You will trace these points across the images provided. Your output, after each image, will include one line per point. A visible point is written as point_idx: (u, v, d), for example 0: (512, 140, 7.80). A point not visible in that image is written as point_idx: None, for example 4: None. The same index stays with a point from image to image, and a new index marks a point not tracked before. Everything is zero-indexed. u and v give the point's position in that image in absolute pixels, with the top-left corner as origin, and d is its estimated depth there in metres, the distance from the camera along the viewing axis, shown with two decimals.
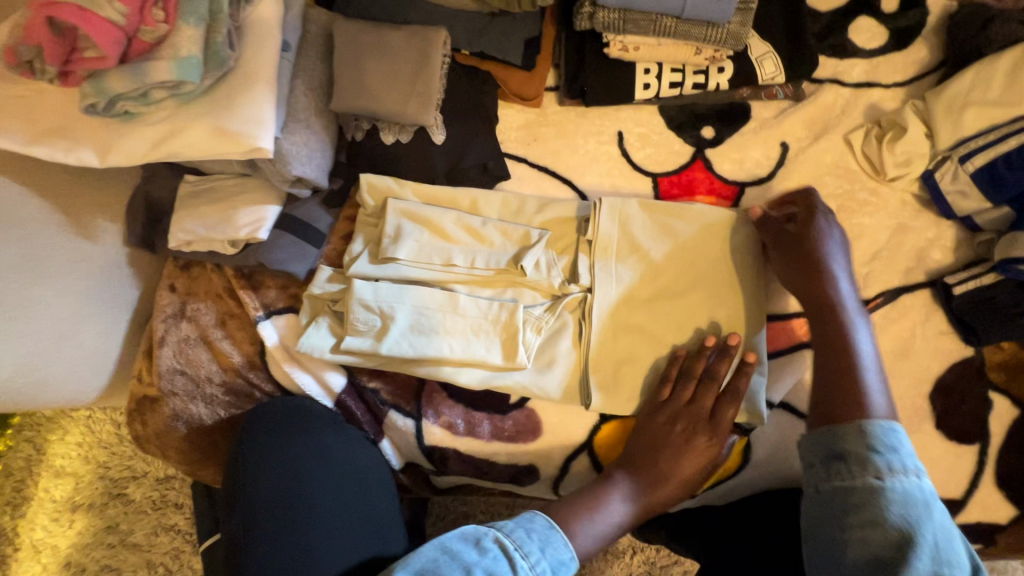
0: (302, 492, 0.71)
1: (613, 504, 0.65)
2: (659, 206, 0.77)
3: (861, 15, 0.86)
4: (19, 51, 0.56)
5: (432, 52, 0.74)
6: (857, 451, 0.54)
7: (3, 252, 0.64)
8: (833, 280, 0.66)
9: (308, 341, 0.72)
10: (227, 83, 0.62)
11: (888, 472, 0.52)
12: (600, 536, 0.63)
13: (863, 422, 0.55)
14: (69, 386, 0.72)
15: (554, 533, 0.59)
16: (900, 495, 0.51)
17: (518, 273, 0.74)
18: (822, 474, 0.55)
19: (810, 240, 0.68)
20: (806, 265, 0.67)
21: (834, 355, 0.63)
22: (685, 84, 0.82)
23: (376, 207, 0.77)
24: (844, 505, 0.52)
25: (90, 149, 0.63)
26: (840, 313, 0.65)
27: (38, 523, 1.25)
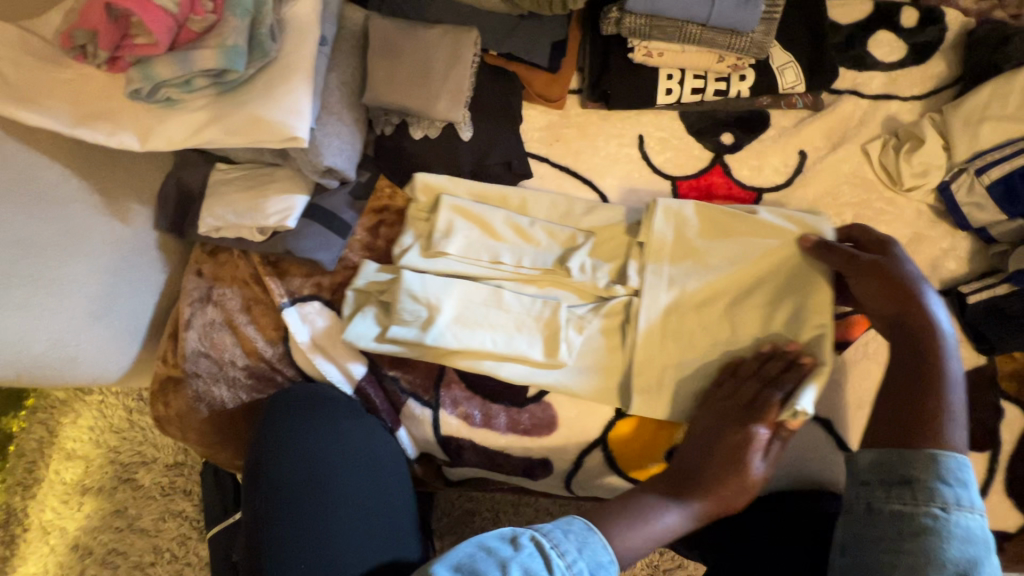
0: (327, 484, 0.72)
1: (668, 510, 0.62)
2: (716, 210, 0.76)
3: (880, 29, 0.87)
4: (75, 36, 0.59)
5: (463, 51, 0.76)
6: (924, 478, 0.55)
7: (44, 229, 0.66)
8: (916, 302, 0.63)
9: (354, 330, 0.74)
10: (268, 73, 0.63)
11: (952, 505, 0.54)
12: (644, 542, 0.60)
13: (937, 451, 0.55)
14: (97, 365, 0.74)
15: (592, 535, 0.57)
16: (960, 529, 0.53)
17: (563, 274, 0.76)
18: (881, 493, 0.56)
19: (893, 265, 0.65)
20: (891, 292, 0.64)
21: (922, 387, 0.59)
22: (707, 90, 0.84)
23: (429, 203, 0.80)
24: (901, 528, 0.54)
25: (132, 133, 0.65)
26: (930, 345, 0.61)
27: (48, 505, 1.27)
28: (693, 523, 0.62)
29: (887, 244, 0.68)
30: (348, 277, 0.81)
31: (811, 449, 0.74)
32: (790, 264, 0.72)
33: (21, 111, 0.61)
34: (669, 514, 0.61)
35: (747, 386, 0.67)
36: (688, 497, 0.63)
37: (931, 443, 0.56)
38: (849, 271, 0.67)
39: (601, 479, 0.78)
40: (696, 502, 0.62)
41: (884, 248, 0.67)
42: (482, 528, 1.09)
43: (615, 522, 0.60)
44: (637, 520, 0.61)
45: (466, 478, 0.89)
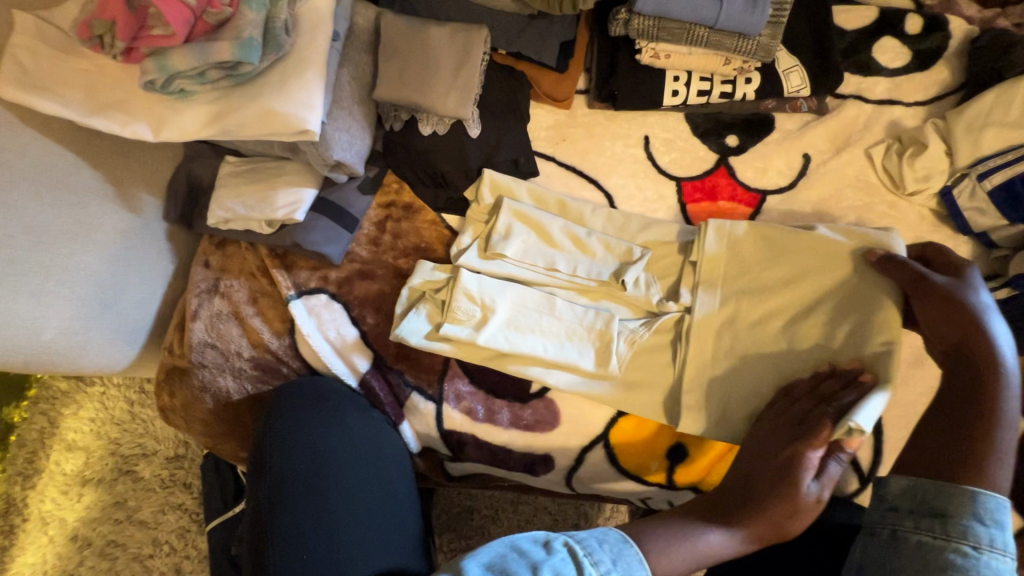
0: (334, 486, 0.72)
1: (711, 530, 0.57)
2: (772, 231, 0.75)
3: (884, 35, 0.88)
4: (93, 25, 0.59)
5: (473, 49, 0.77)
6: (960, 514, 0.54)
7: (56, 217, 0.67)
8: (982, 333, 0.60)
9: (407, 326, 0.77)
10: (281, 67, 0.64)
11: (984, 545, 0.53)
12: (684, 560, 0.54)
13: (976, 489, 0.54)
14: (104, 353, 0.74)
15: (631, 548, 0.53)
16: (990, 570, 0.52)
17: (617, 288, 0.77)
18: (911, 523, 0.56)
19: (962, 291, 0.63)
20: (956, 318, 0.62)
21: (972, 420, 0.57)
22: (713, 92, 0.85)
23: (490, 205, 0.82)
24: (926, 561, 0.54)
25: (145, 123, 0.66)
26: (992, 377, 0.58)
27: (47, 495, 1.27)
28: (739, 548, 0.57)
29: (963, 267, 0.65)
30: (354, 270, 0.81)
31: None
32: (854, 277, 0.70)
33: (37, 99, 0.62)
34: (714, 535, 0.57)
35: (804, 405, 0.64)
36: (736, 520, 0.57)
37: (971, 480, 0.55)
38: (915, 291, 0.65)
39: (603, 477, 0.79)
40: (745, 526, 0.57)
41: (958, 271, 0.65)
42: (481, 526, 1.10)
43: (651, 536, 0.55)
44: (676, 538, 0.56)
45: (467, 474, 0.90)
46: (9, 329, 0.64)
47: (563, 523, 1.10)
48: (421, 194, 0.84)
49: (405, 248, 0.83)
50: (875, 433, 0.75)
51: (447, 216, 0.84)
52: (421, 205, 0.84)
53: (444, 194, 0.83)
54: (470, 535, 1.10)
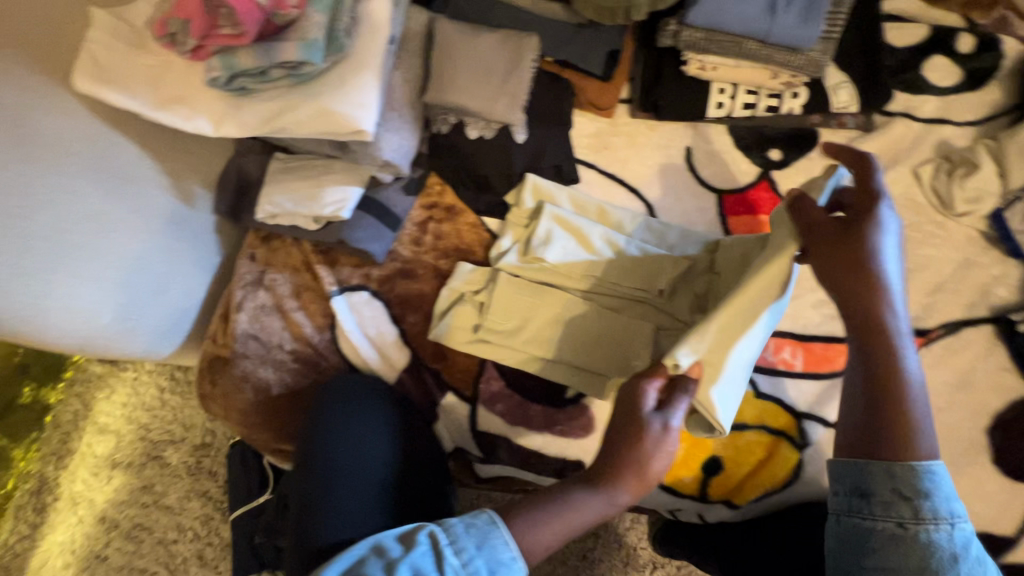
0: (376, 478, 0.73)
1: (584, 491, 0.57)
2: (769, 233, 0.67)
3: (936, 53, 0.87)
4: (169, 24, 0.61)
5: (523, 56, 0.78)
6: (883, 492, 0.53)
7: (121, 206, 0.69)
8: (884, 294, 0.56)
9: (446, 326, 0.79)
10: (341, 67, 0.66)
11: (913, 518, 0.52)
12: (554, 525, 0.55)
13: (893, 462, 0.53)
14: (150, 341, 0.76)
15: (497, 528, 0.54)
16: (923, 542, 0.52)
17: (655, 297, 0.77)
18: (843, 506, 0.55)
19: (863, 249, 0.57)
20: (849, 267, 0.56)
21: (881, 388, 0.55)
22: (758, 106, 0.85)
23: (531, 209, 0.82)
24: (861, 545, 0.54)
25: (206, 117, 0.67)
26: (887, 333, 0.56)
27: (78, 476, 1.30)
28: (616, 504, 0.58)
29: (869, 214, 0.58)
30: (396, 269, 0.83)
31: None
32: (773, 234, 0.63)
33: (110, 94, 0.64)
34: (588, 498, 0.57)
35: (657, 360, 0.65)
36: (603, 476, 0.58)
37: (898, 453, 0.53)
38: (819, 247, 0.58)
39: None
40: (610, 478, 0.57)
41: (863, 208, 0.58)
42: None
43: (528, 515, 0.56)
44: (549, 513, 0.56)
45: (496, 477, 0.90)
46: (70, 314, 0.65)
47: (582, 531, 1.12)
48: (464, 197, 0.85)
49: (445, 248, 0.84)
50: None
51: (488, 220, 0.85)
52: (463, 207, 0.85)
53: (486, 198, 0.84)
54: None
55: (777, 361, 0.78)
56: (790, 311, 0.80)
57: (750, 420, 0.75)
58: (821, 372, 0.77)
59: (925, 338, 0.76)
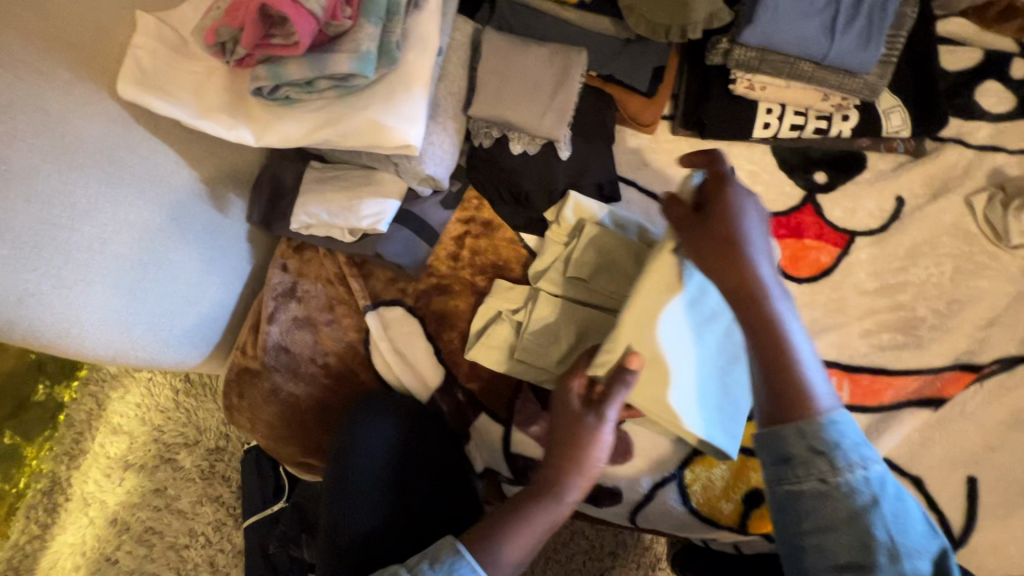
0: (408, 502, 0.73)
1: (541, 504, 0.60)
2: None
3: (989, 78, 0.85)
4: (220, 33, 0.58)
5: (572, 71, 0.76)
6: (799, 451, 0.51)
7: (158, 215, 0.67)
8: (753, 269, 0.53)
9: (481, 342, 0.77)
10: (389, 80, 0.64)
11: (832, 471, 0.49)
12: (520, 547, 0.58)
13: (801, 421, 0.50)
14: (182, 350, 0.74)
15: (465, 562, 0.54)
16: (844, 492, 0.49)
17: None
18: (771, 477, 0.52)
19: (728, 228, 0.55)
20: (720, 246, 0.54)
21: (771, 363, 0.51)
22: (806, 128, 0.83)
23: (571, 226, 0.78)
24: (795, 512, 0.51)
25: (248, 127, 0.66)
26: (769, 305, 0.52)
27: (91, 477, 1.27)
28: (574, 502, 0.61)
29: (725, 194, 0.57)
30: (431, 285, 0.81)
31: None
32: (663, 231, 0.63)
33: (153, 100, 0.62)
34: (547, 509, 0.59)
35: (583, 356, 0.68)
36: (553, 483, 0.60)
37: (802, 417, 0.50)
38: (692, 234, 0.56)
39: (672, 516, 0.76)
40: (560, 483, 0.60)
41: (717, 190, 0.57)
42: None
43: (492, 540, 0.58)
44: (513, 532, 0.58)
45: None
46: (103, 325, 0.63)
47: (600, 551, 1.10)
48: (502, 211, 0.83)
49: (482, 265, 0.82)
50: (969, 496, 0.70)
51: (525, 235, 0.82)
52: (500, 223, 0.83)
53: (524, 213, 0.82)
54: None
55: None
56: (836, 340, 0.77)
57: None
58: (869, 405, 0.74)
59: (981, 373, 0.74)
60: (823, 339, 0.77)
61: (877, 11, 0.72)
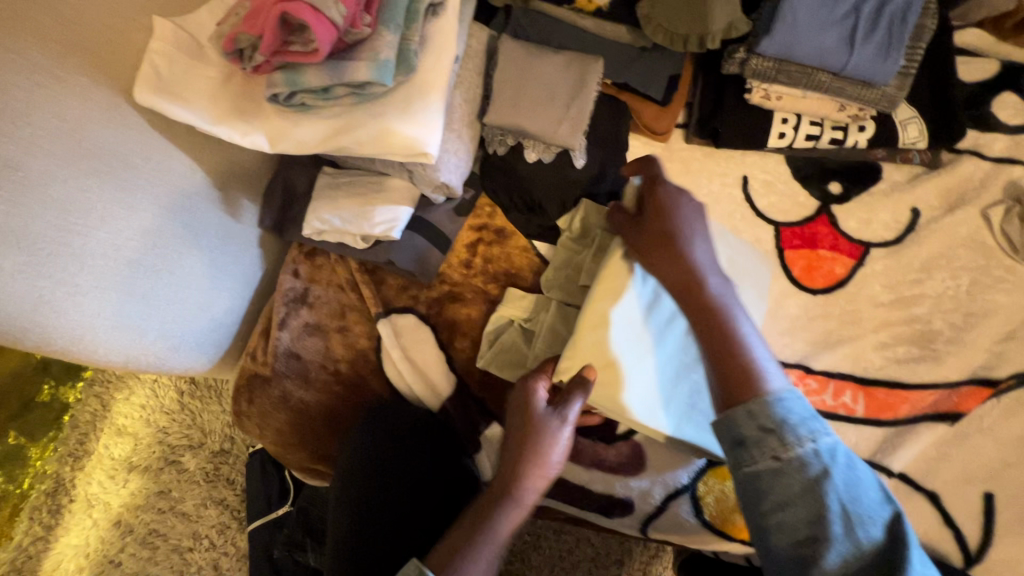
0: (416, 515, 0.72)
1: (502, 506, 0.62)
2: None
3: (1007, 90, 0.84)
4: (239, 39, 0.58)
5: (588, 79, 0.76)
6: (752, 433, 0.50)
7: (171, 221, 0.67)
8: (687, 260, 0.59)
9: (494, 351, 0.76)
10: (406, 87, 0.63)
11: (782, 448, 0.49)
12: (488, 552, 0.60)
13: (750, 402, 0.50)
14: (192, 356, 0.73)
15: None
16: (795, 468, 0.49)
17: None
18: (731, 462, 0.52)
19: (662, 226, 0.61)
20: (656, 243, 0.61)
21: (716, 343, 0.55)
22: (822, 138, 0.82)
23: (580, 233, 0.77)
24: (755, 493, 0.50)
25: (263, 133, 0.65)
26: (706, 292, 0.57)
27: (95, 478, 1.26)
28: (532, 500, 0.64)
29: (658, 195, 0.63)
30: (444, 292, 0.81)
31: (916, 522, 0.70)
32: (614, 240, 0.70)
33: (171, 107, 0.62)
34: (507, 511, 0.62)
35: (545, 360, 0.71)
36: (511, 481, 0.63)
37: (751, 395, 0.51)
38: (636, 238, 0.64)
39: (683, 529, 0.75)
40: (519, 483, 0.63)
41: (651, 193, 0.64)
42: (522, 552, 1.10)
43: (461, 552, 0.60)
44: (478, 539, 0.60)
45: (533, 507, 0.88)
46: (116, 330, 0.63)
47: (605, 559, 1.09)
48: (515, 219, 0.82)
49: (495, 273, 0.81)
50: (987, 513, 0.69)
51: (538, 244, 0.82)
52: (513, 230, 0.82)
53: (537, 221, 0.81)
54: (510, 560, 1.10)
55: (840, 407, 0.74)
56: (850, 352, 0.77)
57: None
58: (884, 419, 0.74)
59: (999, 388, 0.73)
60: (837, 352, 0.77)
61: (898, 21, 0.72)
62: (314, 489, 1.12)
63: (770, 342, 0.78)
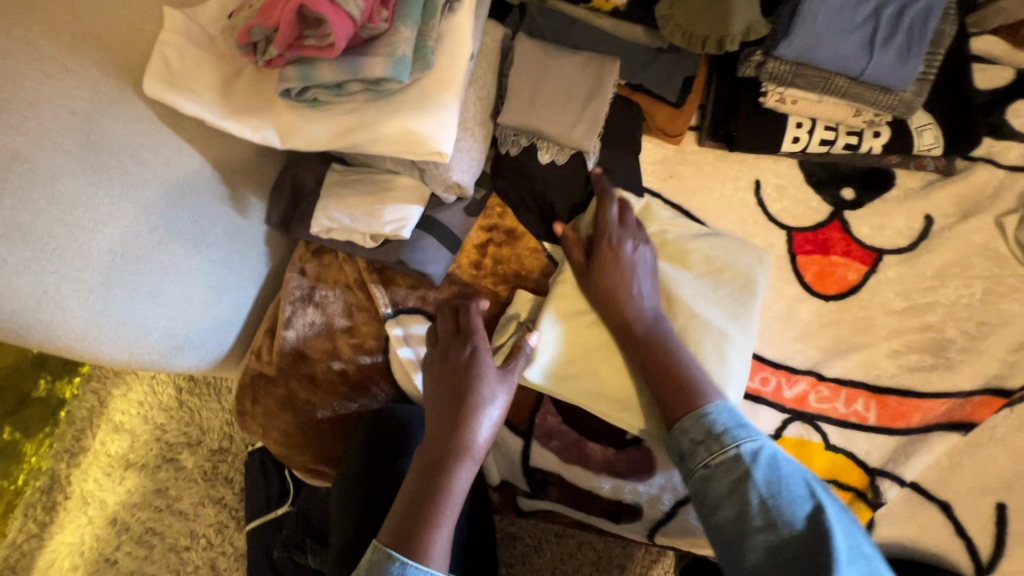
0: None
1: (457, 472, 0.61)
2: (670, 247, 0.76)
3: (1021, 98, 0.84)
4: (253, 32, 0.57)
5: (604, 80, 0.75)
6: (687, 445, 0.60)
7: (179, 217, 0.65)
8: (627, 297, 0.68)
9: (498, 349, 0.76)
10: (422, 83, 0.62)
11: (711, 455, 0.58)
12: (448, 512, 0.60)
13: (681, 419, 0.61)
14: (196, 354, 0.72)
15: (410, 567, 0.54)
16: (722, 468, 0.57)
17: (696, 318, 0.71)
18: (680, 475, 0.61)
19: (607, 265, 0.70)
20: (602, 284, 0.69)
21: (656, 372, 0.65)
22: (837, 143, 0.81)
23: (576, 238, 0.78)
24: (697, 498, 0.58)
25: (274, 128, 0.64)
26: (639, 331, 0.67)
27: (91, 475, 1.24)
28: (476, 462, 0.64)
29: (602, 239, 0.71)
30: (453, 293, 0.79)
31: (926, 531, 0.70)
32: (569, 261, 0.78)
33: (181, 100, 0.60)
34: (461, 474, 0.61)
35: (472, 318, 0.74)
36: (465, 445, 0.62)
37: (683, 415, 0.62)
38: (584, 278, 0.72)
39: (691, 534, 0.75)
40: (469, 444, 0.62)
41: (597, 236, 0.72)
42: (523, 555, 1.09)
43: (426, 527, 0.58)
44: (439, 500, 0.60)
45: (538, 511, 0.88)
46: (122, 328, 0.62)
47: (606, 563, 1.08)
48: (525, 220, 0.81)
49: (505, 274, 0.80)
50: (999, 522, 0.69)
51: (549, 245, 0.81)
52: (524, 231, 0.81)
53: (548, 222, 0.80)
54: (511, 563, 1.09)
55: (851, 414, 0.74)
56: (862, 360, 0.76)
57: (821, 474, 0.72)
58: (896, 427, 0.73)
59: (1012, 398, 0.73)
60: (850, 359, 0.76)
61: (917, 25, 0.71)
62: (314, 490, 1.10)
63: (782, 348, 0.77)
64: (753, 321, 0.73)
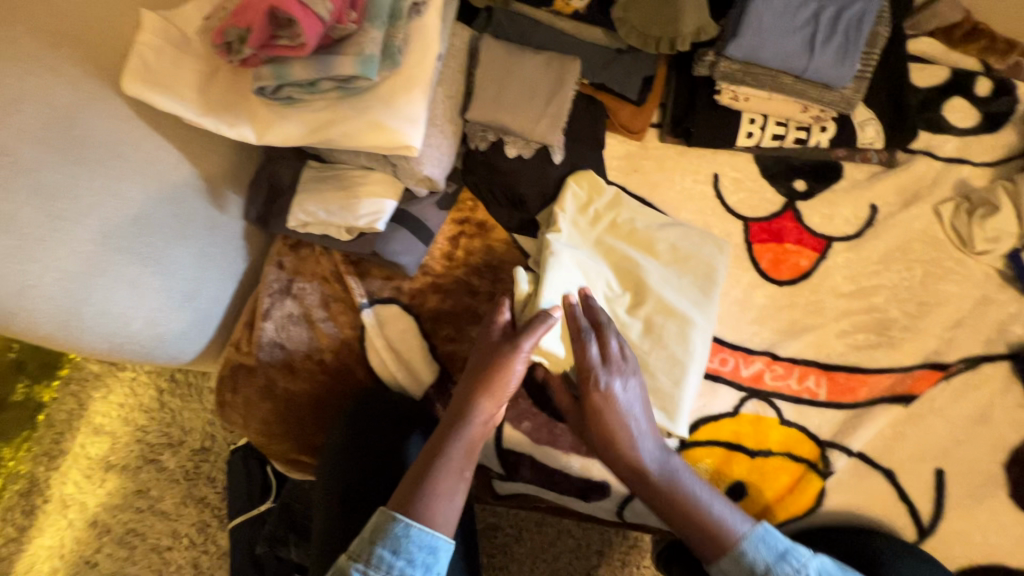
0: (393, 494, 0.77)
1: (464, 435, 0.66)
2: (638, 237, 0.81)
3: (955, 95, 0.90)
4: (227, 33, 0.60)
5: (566, 79, 0.80)
6: None
7: (158, 211, 0.68)
8: (635, 446, 0.66)
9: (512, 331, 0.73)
10: (391, 81, 0.65)
11: None
12: (449, 477, 0.65)
13: (728, 560, 0.63)
14: (178, 346, 0.74)
15: (412, 529, 0.61)
16: None
17: (659, 300, 0.75)
18: None
19: (608, 414, 0.66)
20: (606, 434, 0.66)
21: (682, 518, 0.65)
22: (787, 137, 0.87)
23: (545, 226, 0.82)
24: None
25: (250, 126, 0.67)
26: (657, 480, 0.66)
27: (70, 478, 1.23)
28: (486, 428, 0.68)
29: (597, 392, 0.66)
30: (427, 283, 0.82)
31: (873, 497, 0.75)
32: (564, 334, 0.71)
33: (158, 97, 0.63)
34: (466, 436, 0.66)
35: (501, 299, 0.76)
36: (472, 408, 0.66)
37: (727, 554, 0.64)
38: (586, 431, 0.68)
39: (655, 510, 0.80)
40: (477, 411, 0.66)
41: (587, 389, 0.66)
42: (504, 544, 1.12)
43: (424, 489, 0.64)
44: (441, 468, 0.65)
45: (514, 494, 0.91)
46: (101, 316, 0.64)
47: (586, 550, 1.12)
48: (496, 213, 0.84)
49: (477, 265, 0.83)
50: (938, 487, 0.74)
51: (519, 237, 0.84)
52: (494, 224, 0.85)
53: (518, 215, 0.84)
54: (493, 553, 1.11)
55: (802, 390, 0.78)
56: (813, 340, 0.81)
57: (776, 448, 0.76)
58: (845, 402, 0.78)
59: (948, 372, 0.79)
60: (801, 339, 0.81)
61: (853, 28, 0.77)
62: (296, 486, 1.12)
63: (739, 331, 0.82)
64: (714, 308, 0.78)
